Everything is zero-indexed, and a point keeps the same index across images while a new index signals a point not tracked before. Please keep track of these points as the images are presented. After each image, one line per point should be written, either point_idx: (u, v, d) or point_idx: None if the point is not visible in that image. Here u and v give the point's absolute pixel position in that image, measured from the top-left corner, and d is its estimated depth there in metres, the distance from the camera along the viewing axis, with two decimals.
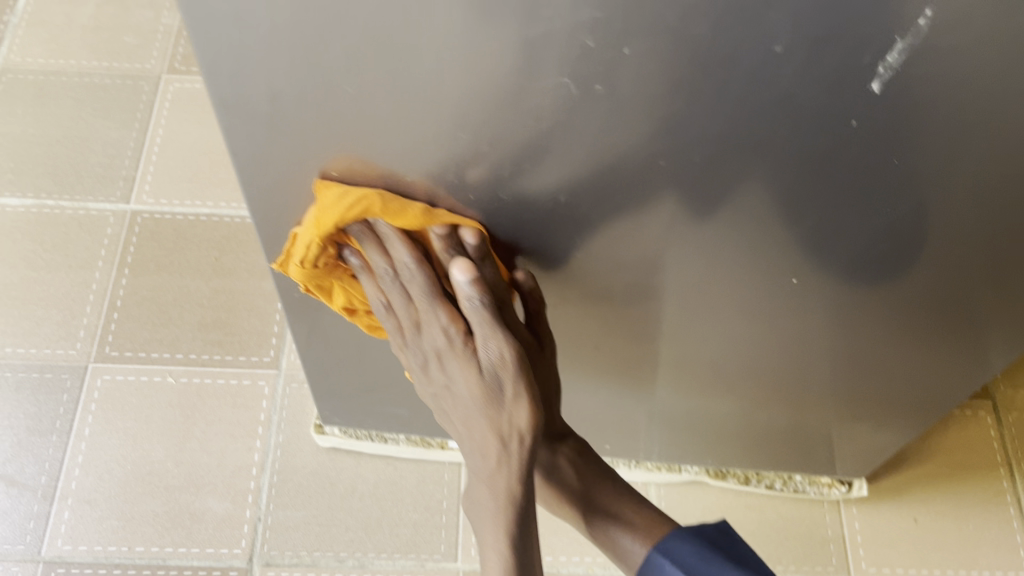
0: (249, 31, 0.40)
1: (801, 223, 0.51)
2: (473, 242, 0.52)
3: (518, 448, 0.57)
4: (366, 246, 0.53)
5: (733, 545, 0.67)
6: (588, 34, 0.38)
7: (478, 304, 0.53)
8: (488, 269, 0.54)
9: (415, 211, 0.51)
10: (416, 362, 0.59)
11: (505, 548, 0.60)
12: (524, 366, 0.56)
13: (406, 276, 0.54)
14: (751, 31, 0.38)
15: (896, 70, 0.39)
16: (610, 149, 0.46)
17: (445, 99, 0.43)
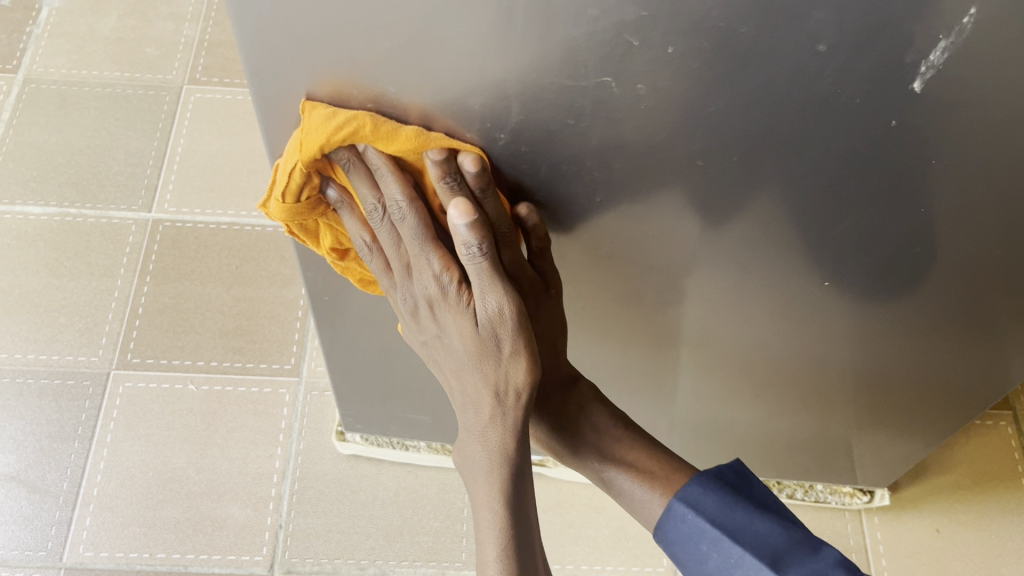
0: (301, 20, 0.43)
1: (867, 225, 0.52)
2: (473, 170, 0.48)
3: (514, 403, 0.54)
4: (353, 178, 0.49)
5: (756, 488, 0.61)
6: (632, 33, 0.41)
7: (475, 252, 0.49)
8: (489, 203, 0.50)
9: (408, 134, 0.47)
10: (406, 306, 0.55)
11: (498, 505, 0.56)
12: (524, 321, 0.52)
13: (397, 214, 0.50)
14: (794, 30, 0.40)
15: (938, 69, 0.41)
16: (667, 148, 0.47)
17: (490, 102, 0.45)
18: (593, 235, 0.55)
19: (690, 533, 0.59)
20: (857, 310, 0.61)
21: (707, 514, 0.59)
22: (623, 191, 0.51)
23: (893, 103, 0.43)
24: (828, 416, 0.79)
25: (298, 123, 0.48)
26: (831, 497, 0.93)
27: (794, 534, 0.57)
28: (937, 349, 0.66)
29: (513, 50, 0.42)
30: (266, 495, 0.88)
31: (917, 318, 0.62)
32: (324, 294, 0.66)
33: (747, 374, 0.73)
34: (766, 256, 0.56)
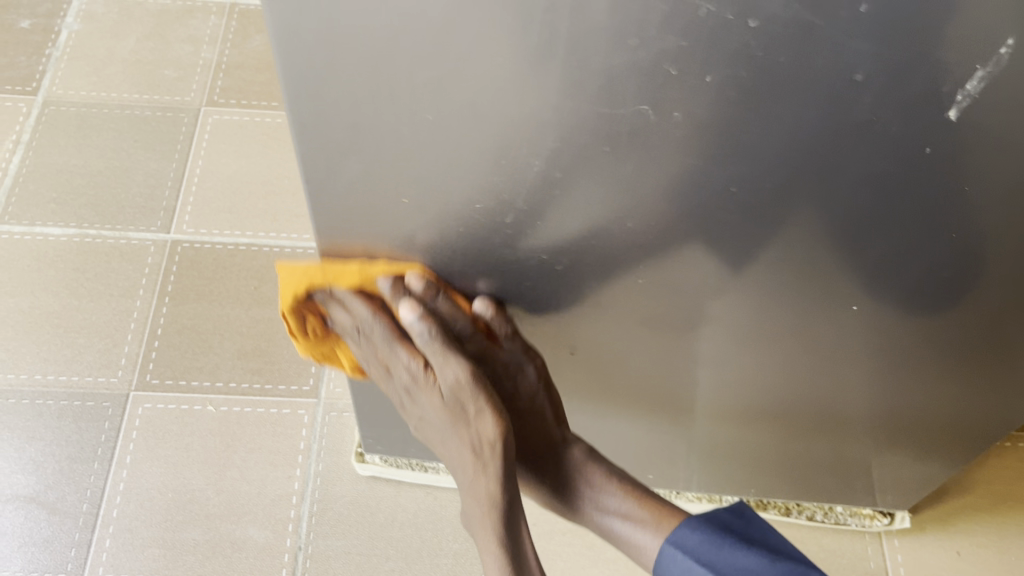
0: (341, 45, 0.43)
1: (897, 250, 0.52)
2: (418, 285, 0.56)
3: (492, 459, 0.59)
4: (332, 309, 0.58)
5: (750, 524, 0.62)
6: (671, 63, 0.41)
7: (430, 341, 0.56)
8: (443, 303, 0.57)
9: (359, 268, 0.56)
10: (399, 396, 0.62)
11: (497, 547, 0.61)
12: (487, 387, 0.57)
13: (366, 327, 0.58)
14: (833, 59, 0.40)
15: (974, 98, 0.41)
16: (701, 175, 0.48)
17: (526, 127, 0.46)
18: (622, 260, 0.55)
19: (678, 574, 0.60)
20: (884, 333, 0.62)
21: (692, 553, 0.60)
22: (655, 216, 0.51)
23: (929, 131, 0.43)
24: (850, 439, 0.79)
25: (335, 150, 0.49)
26: (851, 519, 0.92)
27: (781, 564, 0.57)
28: (963, 373, 0.67)
29: (552, 81, 0.43)
30: (285, 517, 0.88)
31: (944, 342, 0.62)
32: None
33: (770, 397, 0.73)
34: (794, 281, 0.56)
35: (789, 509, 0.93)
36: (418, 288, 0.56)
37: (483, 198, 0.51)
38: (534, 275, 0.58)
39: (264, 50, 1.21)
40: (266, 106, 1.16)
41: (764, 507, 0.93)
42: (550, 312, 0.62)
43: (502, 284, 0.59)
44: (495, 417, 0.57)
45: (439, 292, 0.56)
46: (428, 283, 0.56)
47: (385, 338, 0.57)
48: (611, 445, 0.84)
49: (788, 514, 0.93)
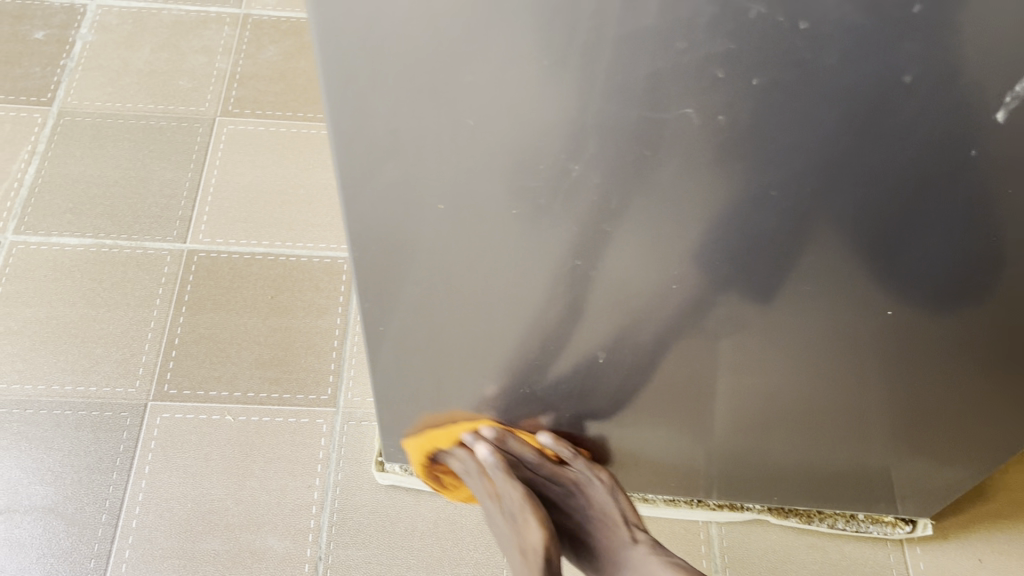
0: (382, 53, 0.43)
1: (935, 252, 0.52)
2: (488, 433, 0.77)
3: (533, 557, 0.73)
4: (449, 457, 0.82)
5: None
6: (718, 66, 0.41)
7: (496, 470, 0.76)
8: (511, 444, 0.77)
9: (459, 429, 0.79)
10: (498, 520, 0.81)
11: None
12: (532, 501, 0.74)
13: (466, 467, 0.80)
14: (882, 61, 0.40)
15: (1022, 99, 0.42)
16: (741, 180, 0.47)
17: (565, 132, 0.46)
18: (657, 268, 0.55)
19: None
20: (917, 338, 0.62)
21: None
22: (696, 222, 0.51)
23: (974, 133, 0.43)
24: (873, 447, 0.79)
25: (371, 158, 0.49)
26: (873, 527, 0.91)
27: None
28: (991, 380, 0.67)
29: (595, 86, 0.43)
30: (305, 526, 0.87)
31: (975, 346, 0.62)
32: (379, 325, 0.65)
33: (798, 403, 0.73)
34: (829, 286, 0.56)
35: (810, 517, 0.92)
36: (488, 435, 0.77)
37: (519, 205, 0.51)
38: (567, 284, 0.57)
39: (278, 61, 1.21)
40: (281, 116, 1.16)
41: (785, 515, 0.92)
42: (582, 320, 0.62)
43: (535, 293, 0.59)
44: (535, 524, 0.73)
45: (506, 434, 0.77)
46: (496, 430, 0.77)
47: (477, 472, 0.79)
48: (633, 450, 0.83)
49: (810, 522, 0.92)
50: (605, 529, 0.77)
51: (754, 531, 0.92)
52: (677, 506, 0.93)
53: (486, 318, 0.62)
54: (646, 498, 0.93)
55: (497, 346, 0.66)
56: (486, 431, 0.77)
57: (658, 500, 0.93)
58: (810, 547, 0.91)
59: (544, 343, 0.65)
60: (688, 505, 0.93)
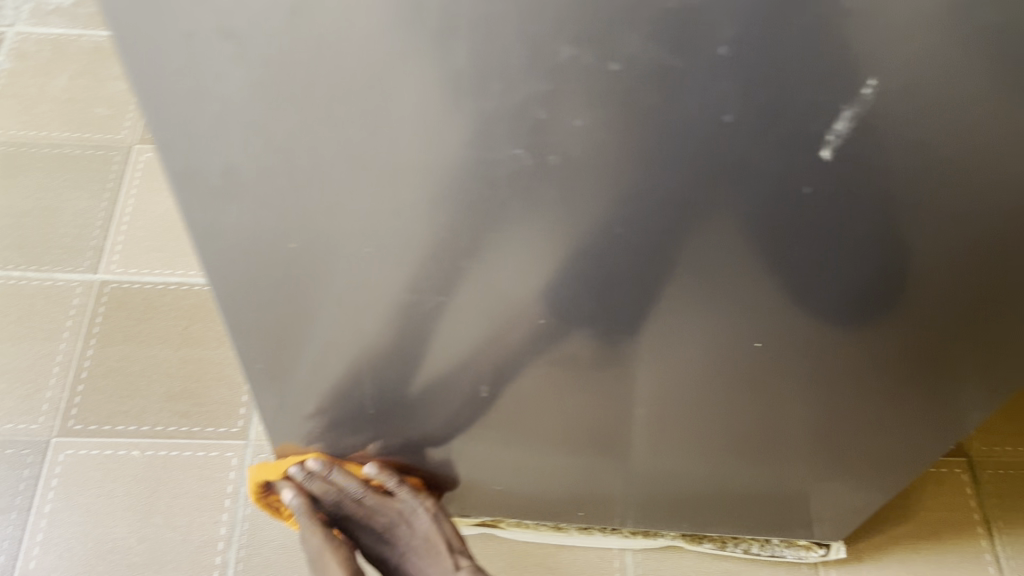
0: (199, 104, 0.42)
1: (792, 282, 0.52)
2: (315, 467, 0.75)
3: None
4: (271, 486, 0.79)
5: None
6: (539, 106, 0.40)
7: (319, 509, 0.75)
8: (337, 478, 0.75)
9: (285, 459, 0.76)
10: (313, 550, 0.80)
11: None
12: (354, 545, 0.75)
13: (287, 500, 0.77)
14: (700, 100, 0.40)
15: (844, 138, 0.41)
16: (586, 216, 0.47)
17: (398, 172, 0.45)
18: (520, 300, 0.55)
19: None
20: (797, 364, 0.61)
21: None
22: (549, 256, 0.50)
23: (803, 169, 0.43)
24: (775, 472, 0.78)
25: (214, 204, 0.48)
26: (787, 551, 0.91)
27: None
28: (877, 406, 0.67)
29: (424, 127, 0.42)
30: (211, 563, 0.86)
31: (855, 376, 0.63)
32: (258, 361, 0.64)
33: (693, 430, 0.72)
34: (696, 317, 0.56)
35: (724, 542, 0.91)
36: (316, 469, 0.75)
37: (371, 242, 0.50)
38: (436, 317, 0.57)
39: None
40: None
41: (699, 540, 0.92)
42: (458, 352, 0.61)
43: (406, 328, 0.58)
44: None
45: (334, 468, 0.75)
46: (324, 466, 0.75)
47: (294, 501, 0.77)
48: (542, 479, 0.82)
49: (724, 547, 0.91)
50: (427, 552, 0.81)
51: (669, 557, 0.92)
52: (591, 533, 0.92)
53: (362, 353, 0.62)
54: (560, 526, 0.92)
55: (378, 377, 0.65)
56: (313, 467, 0.75)
57: (572, 529, 0.92)
58: (725, 573, 0.91)
59: (425, 372, 0.64)
60: (602, 533, 0.92)
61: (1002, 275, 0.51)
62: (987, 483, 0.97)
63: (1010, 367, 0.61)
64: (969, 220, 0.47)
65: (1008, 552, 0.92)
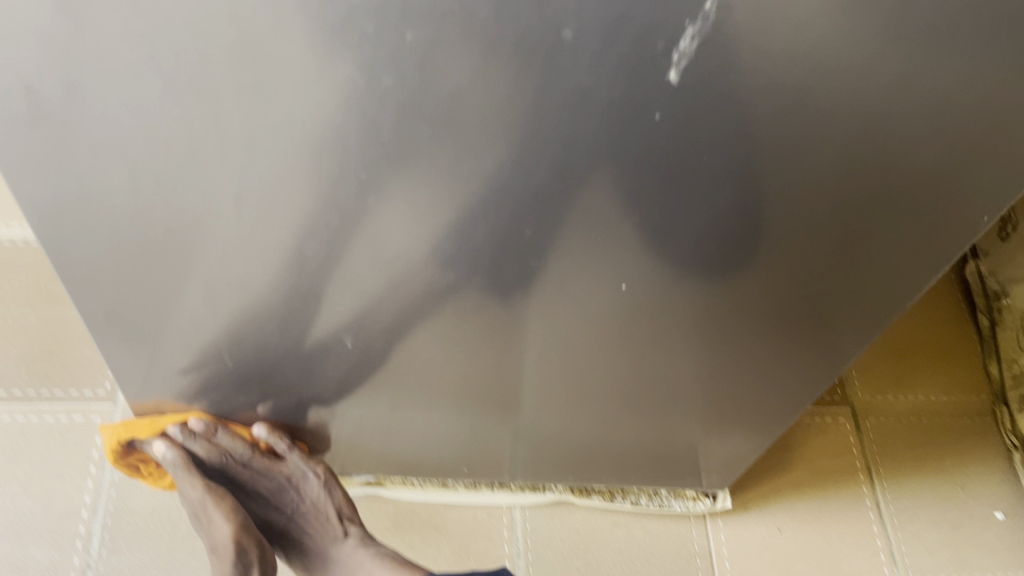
0: None
1: (656, 222, 0.50)
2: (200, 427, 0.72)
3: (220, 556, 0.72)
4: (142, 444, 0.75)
5: None
6: (365, 19, 0.37)
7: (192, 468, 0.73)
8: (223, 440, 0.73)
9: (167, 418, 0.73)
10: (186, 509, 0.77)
11: None
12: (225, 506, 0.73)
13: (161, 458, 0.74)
14: (538, 16, 0.37)
15: (690, 59, 0.39)
16: (432, 149, 0.44)
17: (222, 94, 0.41)
18: (374, 246, 0.51)
19: None
20: (668, 309, 0.60)
21: None
22: (398, 196, 0.47)
23: (655, 94, 0.41)
24: (659, 423, 0.77)
25: (22, 133, 0.44)
26: (675, 502, 0.91)
27: None
28: (752, 353, 0.66)
29: (243, 42, 0.39)
30: (74, 534, 0.81)
31: (729, 320, 0.61)
32: (101, 313, 0.60)
33: (570, 382, 0.70)
34: (562, 264, 0.53)
35: (613, 494, 0.91)
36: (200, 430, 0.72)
37: (201, 176, 0.46)
38: (286, 262, 0.53)
39: None
40: None
41: (588, 494, 0.91)
42: (313, 303, 0.57)
43: (255, 274, 0.54)
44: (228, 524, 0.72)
45: (219, 430, 0.73)
46: (207, 425, 0.72)
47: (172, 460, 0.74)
48: (424, 436, 0.80)
49: (613, 500, 0.91)
50: (315, 521, 0.79)
51: (559, 512, 0.91)
52: (479, 489, 0.91)
53: (213, 303, 0.58)
54: (447, 483, 0.90)
55: (233, 331, 0.61)
56: (193, 426, 0.72)
57: (459, 485, 0.90)
58: (614, 526, 0.90)
59: (283, 326, 0.61)
60: (490, 489, 0.90)
61: (866, 214, 0.50)
62: (870, 431, 0.99)
63: (881, 313, 0.60)
64: (829, 154, 0.45)
65: (887, 497, 0.95)
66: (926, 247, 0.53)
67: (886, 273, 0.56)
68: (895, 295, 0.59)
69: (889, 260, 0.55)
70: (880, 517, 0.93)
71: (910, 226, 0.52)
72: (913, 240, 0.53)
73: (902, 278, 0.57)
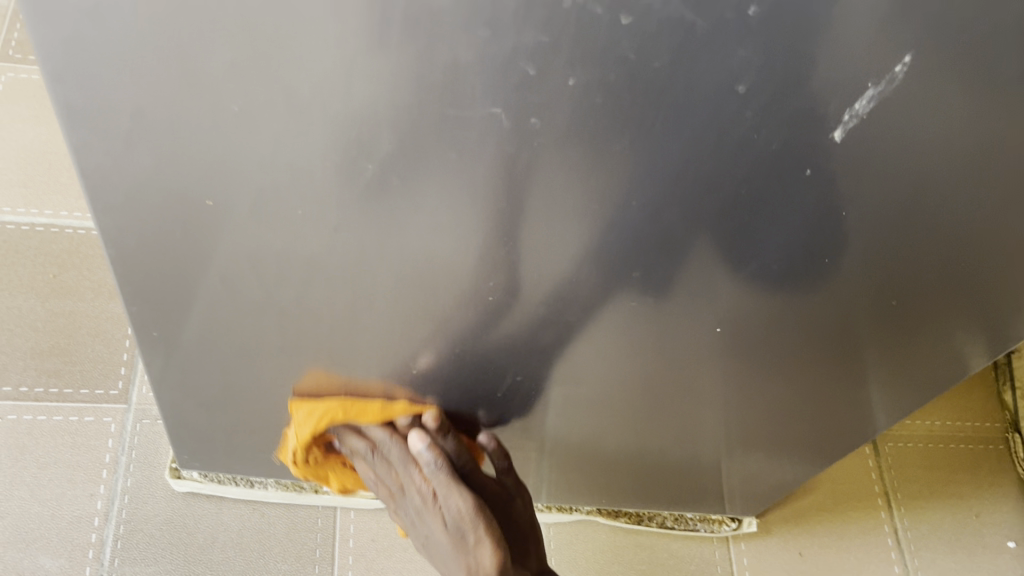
0: (113, 33, 0.34)
1: (768, 272, 0.48)
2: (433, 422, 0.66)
3: None
4: (346, 435, 0.68)
5: None
6: (529, 60, 0.34)
7: (436, 469, 0.66)
8: (450, 442, 0.68)
9: (375, 408, 0.65)
10: (410, 520, 0.73)
11: None
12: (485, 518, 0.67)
13: (385, 449, 0.68)
14: (715, 68, 0.35)
15: (860, 119, 0.38)
16: (561, 193, 0.42)
17: (349, 131, 0.38)
18: (470, 279, 0.49)
19: None
20: (747, 355, 0.58)
21: None
22: (511, 235, 0.45)
23: (809, 150, 0.39)
24: (701, 457, 0.76)
25: (120, 152, 0.40)
26: (701, 524, 0.91)
27: None
28: (818, 400, 0.65)
29: (386, 78, 0.36)
30: (85, 542, 0.78)
31: (805, 368, 0.60)
32: (155, 329, 0.56)
33: (622, 416, 0.69)
34: (659, 308, 0.51)
35: (640, 516, 0.90)
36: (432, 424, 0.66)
37: (306, 205, 0.43)
38: (371, 292, 0.50)
39: None
40: None
41: (615, 515, 0.90)
42: (390, 333, 0.55)
43: (335, 301, 0.52)
44: (492, 547, 0.66)
45: (448, 432, 0.67)
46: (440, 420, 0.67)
47: (399, 457, 0.68)
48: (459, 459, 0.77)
49: (639, 522, 0.90)
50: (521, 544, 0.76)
51: (583, 531, 0.89)
52: None
53: (282, 325, 0.55)
54: None
55: (294, 352, 0.58)
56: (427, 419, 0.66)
57: None
58: (638, 547, 0.89)
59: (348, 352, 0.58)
60: None
61: (966, 274, 0.50)
62: (887, 455, 0.99)
63: (946, 366, 0.60)
64: (960, 211, 0.45)
65: (904, 524, 0.95)
66: (1007, 302, 0.53)
67: (975, 328, 0.56)
68: (970, 350, 0.58)
69: (979, 316, 0.54)
70: (898, 544, 0.93)
71: (1002, 286, 0.51)
72: (1003, 297, 0.53)
73: (986, 334, 0.57)
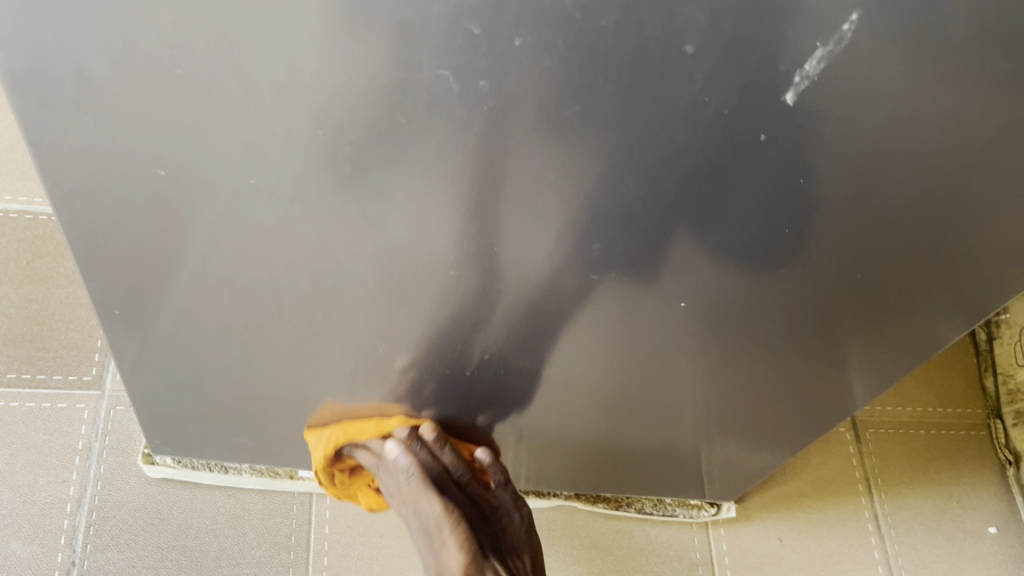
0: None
1: (733, 245, 0.48)
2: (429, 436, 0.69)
3: None
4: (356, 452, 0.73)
5: None
6: (474, 20, 0.34)
7: (412, 476, 0.67)
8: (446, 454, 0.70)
9: (372, 425, 0.70)
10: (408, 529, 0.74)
11: None
12: (458, 522, 0.67)
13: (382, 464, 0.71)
14: (662, 27, 0.34)
15: (812, 80, 0.38)
16: (516, 160, 0.41)
17: (297, 96, 0.38)
18: (430, 252, 0.48)
19: None
20: (716, 333, 0.57)
21: None
22: (470, 205, 0.44)
23: (763, 115, 0.39)
24: (677, 440, 0.75)
25: (69, 121, 0.40)
26: (679, 510, 0.90)
27: None
28: (791, 378, 0.64)
29: (331, 41, 0.35)
30: (57, 528, 0.78)
31: (777, 347, 0.59)
32: (118, 308, 0.56)
33: (596, 399, 0.68)
34: (623, 284, 0.51)
35: (619, 502, 0.90)
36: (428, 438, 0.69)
37: (260, 174, 0.43)
38: (331, 267, 0.50)
39: None
40: None
41: (593, 501, 0.89)
42: (353, 309, 0.54)
43: (297, 275, 0.51)
44: (459, 552, 0.66)
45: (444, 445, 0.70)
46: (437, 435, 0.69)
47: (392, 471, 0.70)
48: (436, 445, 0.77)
49: (618, 508, 0.89)
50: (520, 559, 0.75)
51: (561, 519, 0.89)
52: None
53: (244, 302, 0.54)
54: None
55: (259, 331, 0.58)
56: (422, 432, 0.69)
57: None
58: (617, 533, 0.89)
59: (314, 330, 0.58)
60: None
61: (935, 245, 0.49)
62: (869, 442, 0.99)
63: (920, 342, 0.60)
64: (925, 178, 0.44)
65: (885, 509, 0.95)
66: (978, 274, 0.53)
67: (947, 301, 0.55)
68: (944, 325, 0.58)
69: (951, 290, 0.54)
70: (878, 529, 0.93)
71: (972, 258, 0.51)
72: (975, 268, 0.52)
73: (958, 308, 0.56)
